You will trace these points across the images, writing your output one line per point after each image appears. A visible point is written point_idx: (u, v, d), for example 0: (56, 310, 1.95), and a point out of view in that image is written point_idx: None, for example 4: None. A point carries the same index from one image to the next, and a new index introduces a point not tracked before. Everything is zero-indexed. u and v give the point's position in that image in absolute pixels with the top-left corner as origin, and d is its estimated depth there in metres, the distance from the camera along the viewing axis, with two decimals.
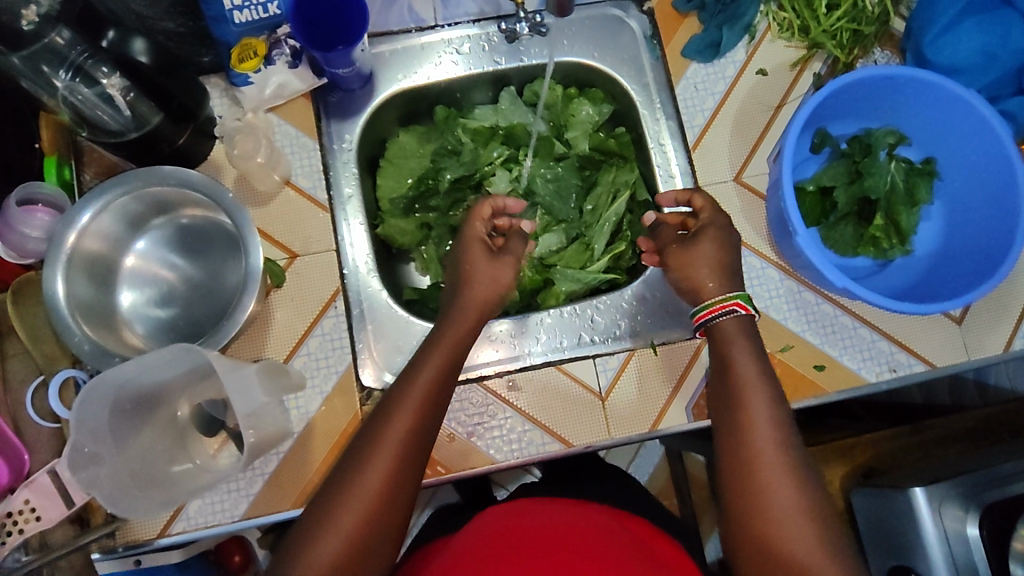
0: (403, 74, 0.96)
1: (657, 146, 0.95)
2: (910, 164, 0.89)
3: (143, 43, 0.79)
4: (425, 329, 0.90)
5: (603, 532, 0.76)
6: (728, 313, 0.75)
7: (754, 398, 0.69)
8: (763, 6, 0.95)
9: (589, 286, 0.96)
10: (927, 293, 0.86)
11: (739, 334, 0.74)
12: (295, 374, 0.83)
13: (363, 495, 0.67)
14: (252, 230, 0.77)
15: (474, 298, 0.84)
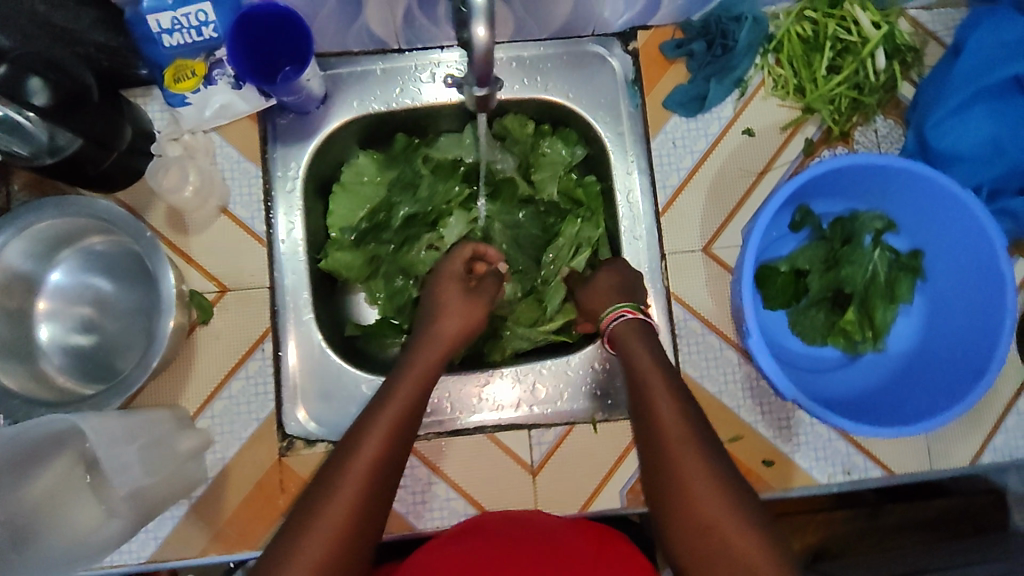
0: (359, 101, 0.89)
1: (625, 200, 0.88)
2: (895, 255, 0.81)
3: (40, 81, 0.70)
4: (372, 390, 0.85)
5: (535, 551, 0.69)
6: (618, 319, 0.75)
7: (676, 434, 0.64)
8: (759, 58, 0.87)
9: (540, 343, 0.92)
10: (893, 399, 0.78)
11: (636, 339, 0.73)
12: (201, 432, 0.81)
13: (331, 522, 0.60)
14: (166, 263, 0.74)
15: (428, 344, 0.77)
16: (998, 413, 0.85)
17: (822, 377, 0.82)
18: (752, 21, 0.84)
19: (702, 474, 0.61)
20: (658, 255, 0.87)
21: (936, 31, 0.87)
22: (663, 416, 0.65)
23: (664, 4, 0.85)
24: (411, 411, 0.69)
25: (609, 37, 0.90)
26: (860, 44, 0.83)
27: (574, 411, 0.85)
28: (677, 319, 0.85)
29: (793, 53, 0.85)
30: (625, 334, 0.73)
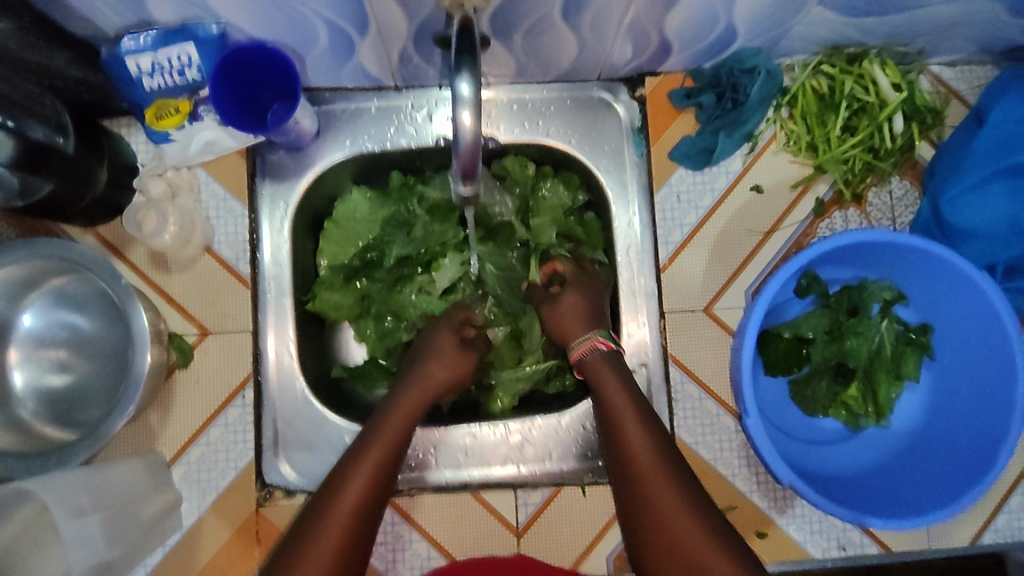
0: (353, 139, 0.86)
1: (625, 254, 0.84)
2: (903, 328, 0.78)
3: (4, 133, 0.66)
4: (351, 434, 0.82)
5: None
6: (591, 349, 0.76)
7: (653, 480, 0.64)
8: (772, 111, 0.83)
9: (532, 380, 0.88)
10: (894, 481, 0.75)
11: (609, 372, 0.73)
12: (171, 492, 0.78)
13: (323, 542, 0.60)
14: (133, 299, 0.71)
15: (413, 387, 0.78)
16: (1001, 493, 0.82)
17: (820, 451, 0.79)
18: (766, 75, 0.80)
19: (684, 521, 0.61)
20: (657, 313, 0.83)
21: (960, 88, 0.83)
22: (646, 471, 0.64)
23: (675, 52, 0.80)
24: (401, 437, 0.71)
25: (615, 81, 0.86)
26: (877, 105, 0.79)
27: (563, 472, 0.82)
28: (674, 381, 0.82)
29: (807, 109, 0.81)
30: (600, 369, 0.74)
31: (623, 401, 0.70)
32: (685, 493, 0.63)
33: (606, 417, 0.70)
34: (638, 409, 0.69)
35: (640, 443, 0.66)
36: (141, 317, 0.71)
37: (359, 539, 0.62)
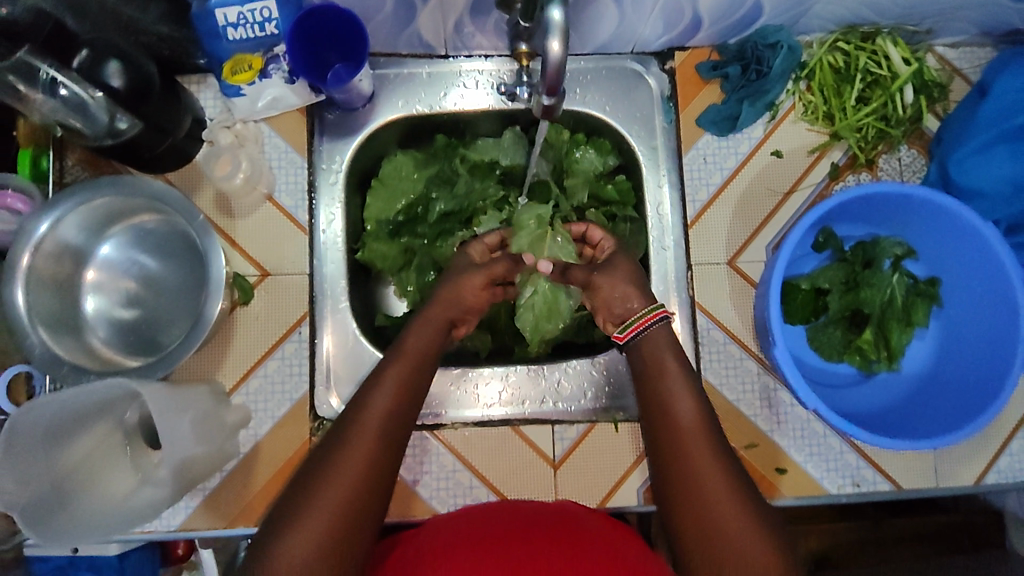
0: (404, 101, 0.92)
1: (655, 213, 0.92)
2: (912, 281, 0.85)
3: (117, 65, 0.71)
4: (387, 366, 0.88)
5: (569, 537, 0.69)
6: (660, 321, 0.77)
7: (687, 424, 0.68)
8: (791, 84, 0.91)
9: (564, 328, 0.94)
10: (903, 418, 0.82)
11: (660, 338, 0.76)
12: (240, 410, 0.84)
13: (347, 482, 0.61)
14: (212, 236, 0.77)
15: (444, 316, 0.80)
16: (1002, 437, 0.89)
17: (835, 392, 0.86)
18: (788, 50, 0.87)
19: (713, 471, 0.64)
20: (685, 265, 0.91)
21: (963, 67, 0.91)
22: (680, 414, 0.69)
23: (704, 28, 0.88)
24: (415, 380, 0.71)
25: (647, 55, 0.93)
26: (888, 78, 0.87)
27: (596, 410, 0.89)
28: (700, 327, 0.89)
29: (824, 82, 0.89)
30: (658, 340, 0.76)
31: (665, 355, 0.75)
32: (711, 436, 0.67)
33: (647, 365, 0.75)
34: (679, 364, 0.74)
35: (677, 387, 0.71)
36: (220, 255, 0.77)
37: (382, 470, 0.64)
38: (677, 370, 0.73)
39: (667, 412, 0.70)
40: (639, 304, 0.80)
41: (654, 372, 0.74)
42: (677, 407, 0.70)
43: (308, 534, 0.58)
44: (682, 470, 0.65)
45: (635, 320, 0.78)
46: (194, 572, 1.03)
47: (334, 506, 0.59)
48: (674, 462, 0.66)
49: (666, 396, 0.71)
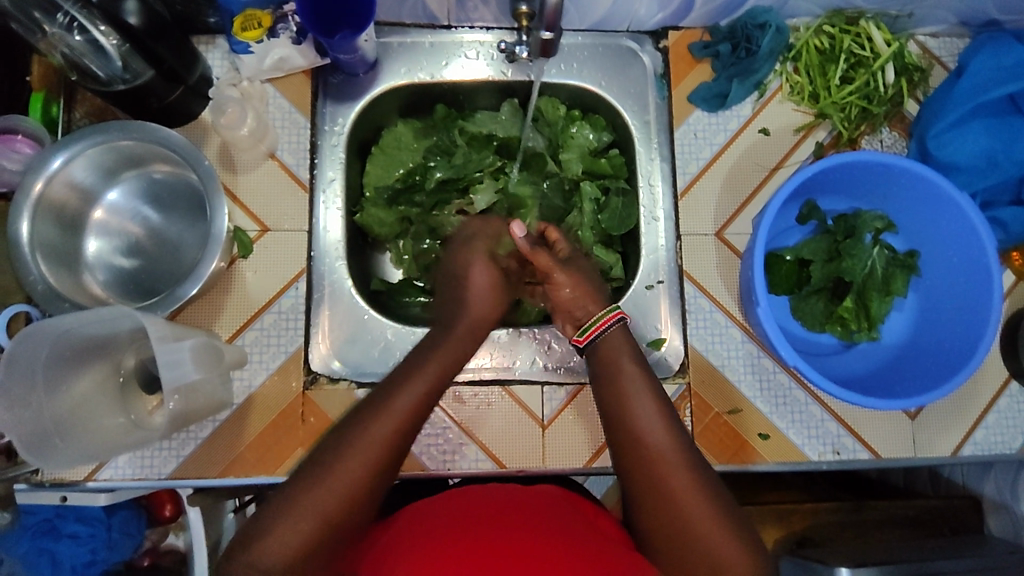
0: (407, 68, 0.95)
1: (646, 185, 0.95)
2: (892, 253, 0.88)
3: (135, 3, 0.74)
4: (380, 324, 0.89)
5: (550, 517, 0.71)
6: (614, 324, 0.77)
7: (659, 436, 0.67)
8: (779, 65, 0.94)
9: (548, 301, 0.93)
10: (881, 383, 0.85)
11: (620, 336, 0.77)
12: (235, 350, 0.84)
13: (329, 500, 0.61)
14: (221, 195, 0.78)
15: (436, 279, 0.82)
16: (980, 409, 0.91)
17: (817, 360, 0.89)
18: (776, 30, 0.91)
19: (675, 467, 0.65)
20: (674, 236, 0.93)
21: (941, 56, 0.95)
22: (645, 417, 0.69)
23: (696, 8, 0.91)
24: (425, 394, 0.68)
25: (642, 33, 0.97)
26: (871, 59, 0.92)
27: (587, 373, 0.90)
28: (687, 296, 0.92)
29: (810, 63, 0.93)
30: (617, 340, 0.76)
31: (628, 358, 0.74)
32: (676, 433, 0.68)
33: (609, 362, 0.74)
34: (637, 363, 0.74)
35: (640, 391, 0.71)
36: (225, 215, 0.79)
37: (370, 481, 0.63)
38: (637, 366, 0.73)
39: (629, 405, 0.70)
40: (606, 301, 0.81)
41: (615, 370, 0.73)
42: (637, 403, 0.70)
43: (285, 541, 0.59)
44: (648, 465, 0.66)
45: (592, 324, 0.78)
46: (180, 533, 1.02)
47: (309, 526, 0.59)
48: (640, 467, 0.66)
49: (627, 398, 0.70)
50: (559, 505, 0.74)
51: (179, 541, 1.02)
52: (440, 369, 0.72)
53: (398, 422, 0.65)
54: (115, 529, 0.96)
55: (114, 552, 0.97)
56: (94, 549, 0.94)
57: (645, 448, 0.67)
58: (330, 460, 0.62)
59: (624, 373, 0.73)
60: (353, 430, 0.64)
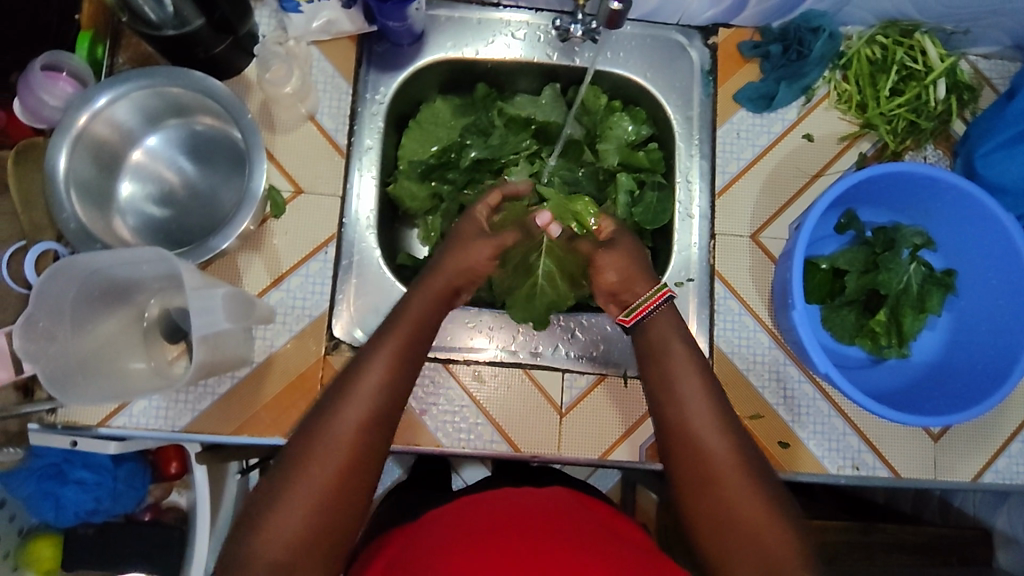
0: (452, 43, 0.94)
1: (684, 182, 0.94)
2: (929, 270, 0.87)
3: None
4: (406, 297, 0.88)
5: (563, 513, 0.70)
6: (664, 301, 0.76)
7: (708, 432, 0.67)
8: (828, 72, 0.93)
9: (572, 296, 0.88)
10: (909, 400, 0.84)
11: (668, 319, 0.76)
12: (263, 306, 0.83)
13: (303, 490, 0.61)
14: (261, 154, 0.78)
15: None
16: (1003, 437, 0.90)
17: (844, 372, 0.88)
18: (829, 36, 0.90)
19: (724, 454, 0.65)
20: (708, 234, 0.92)
21: (991, 78, 0.94)
22: (694, 414, 0.68)
23: (751, 6, 0.90)
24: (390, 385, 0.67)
25: (691, 28, 0.96)
26: (923, 73, 0.90)
27: (609, 364, 0.89)
28: (717, 296, 0.90)
29: (860, 72, 0.92)
30: (667, 321, 0.75)
31: (680, 351, 0.72)
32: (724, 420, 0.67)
33: (658, 356, 0.73)
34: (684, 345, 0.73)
35: (692, 393, 0.69)
36: (263, 172, 0.79)
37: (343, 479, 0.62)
38: (686, 347, 0.73)
39: (675, 388, 0.70)
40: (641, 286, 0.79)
41: (662, 363, 0.72)
42: (685, 388, 0.70)
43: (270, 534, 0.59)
44: (692, 448, 0.66)
45: (641, 302, 0.76)
46: (184, 491, 1.06)
47: (316, 498, 0.61)
48: (685, 451, 0.66)
49: (678, 397, 0.69)
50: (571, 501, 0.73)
51: (181, 498, 1.06)
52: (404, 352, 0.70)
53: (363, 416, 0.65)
54: (121, 480, 0.97)
55: (118, 505, 0.98)
56: (99, 497, 0.95)
57: (696, 449, 0.66)
58: (320, 427, 0.64)
59: (677, 374, 0.71)
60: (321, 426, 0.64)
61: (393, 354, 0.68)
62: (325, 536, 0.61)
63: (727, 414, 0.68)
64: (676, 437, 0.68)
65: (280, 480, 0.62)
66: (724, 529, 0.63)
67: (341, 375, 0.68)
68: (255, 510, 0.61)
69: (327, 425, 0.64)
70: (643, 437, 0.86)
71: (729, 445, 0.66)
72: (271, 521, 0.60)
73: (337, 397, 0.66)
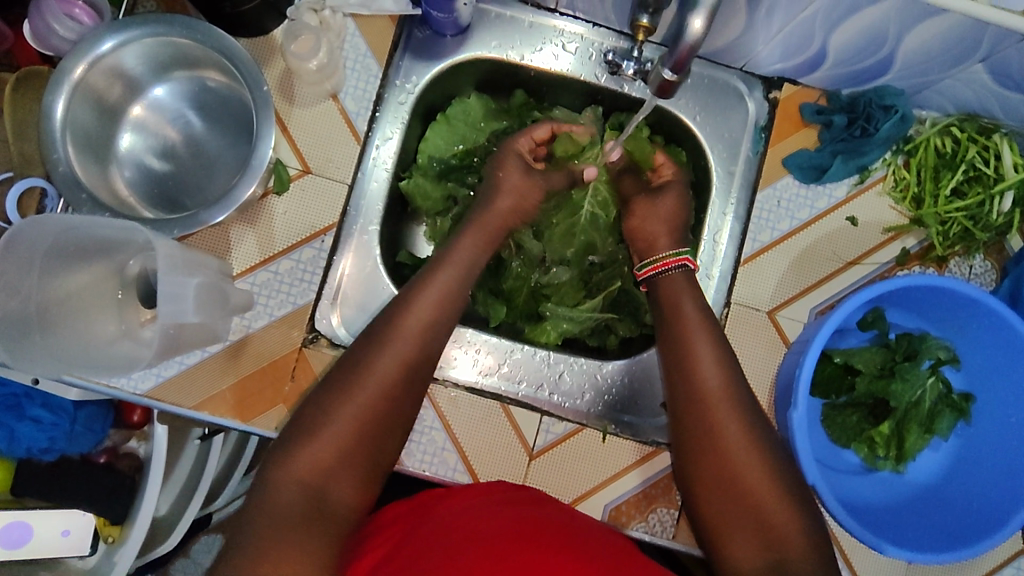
0: (497, 44, 0.88)
1: (710, 239, 0.88)
2: (946, 389, 0.81)
3: None
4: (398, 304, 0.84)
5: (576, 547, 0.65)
6: (677, 267, 0.80)
7: (741, 452, 0.68)
8: (889, 154, 0.86)
9: (585, 328, 0.91)
10: (894, 521, 0.78)
11: (706, 348, 0.74)
12: (242, 295, 0.80)
13: (350, 413, 0.63)
14: (269, 123, 0.73)
15: (465, 274, 0.77)
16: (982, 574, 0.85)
17: (835, 475, 0.83)
18: (901, 117, 0.83)
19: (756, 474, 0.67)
20: (723, 301, 0.86)
21: None
22: (731, 440, 0.69)
23: (823, 68, 0.83)
24: (433, 329, 0.71)
25: (754, 77, 0.89)
26: (992, 179, 0.83)
27: (589, 414, 0.85)
28: None
29: (923, 162, 0.85)
30: (700, 348, 0.74)
31: (716, 388, 0.72)
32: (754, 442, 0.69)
33: (688, 383, 0.73)
34: (719, 369, 0.73)
35: (729, 422, 0.70)
36: (269, 144, 0.74)
37: (388, 410, 0.65)
38: (719, 373, 0.72)
39: (706, 409, 0.71)
40: (664, 246, 0.84)
41: (695, 390, 0.72)
42: (719, 410, 0.70)
43: (315, 450, 0.61)
44: (723, 465, 0.69)
45: (653, 264, 0.82)
46: (143, 441, 1.03)
47: (350, 428, 0.62)
48: (716, 467, 0.69)
49: (712, 420, 0.70)
50: (587, 527, 0.70)
51: (139, 448, 1.04)
52: (448, 302, 0.73)
53: (407, 352, 0.68)
54: (79, 423, 0.95)
55: (73, 445, 0.96)
56: (52, 439, 0.93)
57: (731, 471, 0.68)
58: (355, 370, 0.66)
59: (716, 405, 0.71)
60: (372, 355, 0.67)
61: (432, 311, 0.71)
62: (363, 456, 0.63)
63: (762, 445, 0.69)
64: (705, 454, 0.70)
65: (315, 409, 0.63)
66: (733, 532, 0.66)
67: (379, 325, 0.70)
68: (287, 436, 0.62)
69: (365, 366, 0.66)
70: (609, 496, 0.83)
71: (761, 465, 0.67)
72: (312, 440, 0.61)
73: (371, 345, 0.68)
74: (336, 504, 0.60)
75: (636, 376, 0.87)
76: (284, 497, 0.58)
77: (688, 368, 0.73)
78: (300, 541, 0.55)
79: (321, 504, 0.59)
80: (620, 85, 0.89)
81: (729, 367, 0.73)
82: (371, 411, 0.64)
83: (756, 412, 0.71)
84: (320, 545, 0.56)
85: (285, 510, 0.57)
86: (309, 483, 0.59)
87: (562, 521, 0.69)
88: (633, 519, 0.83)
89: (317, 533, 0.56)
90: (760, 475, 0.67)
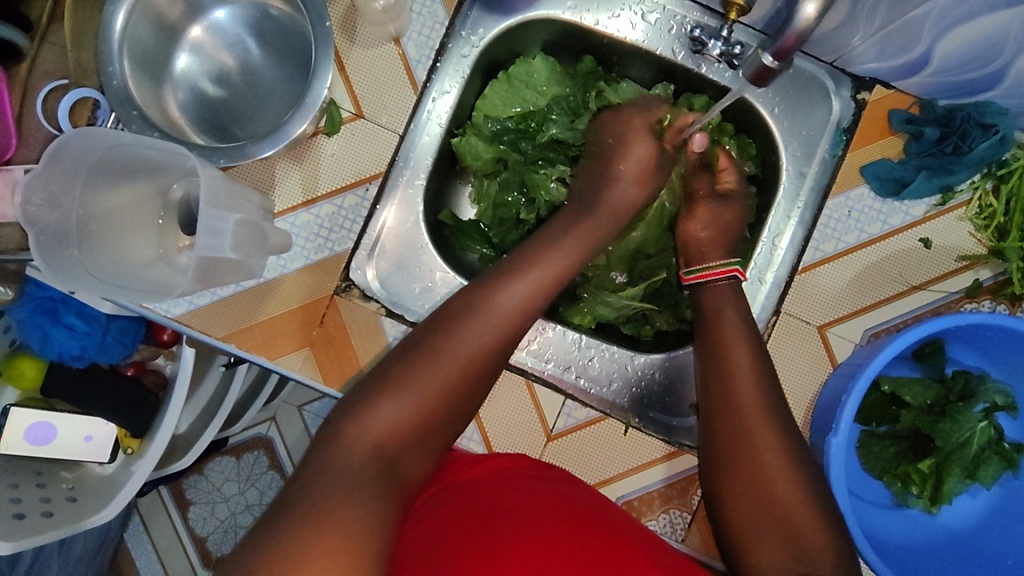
0: (572, 5, 0.82)
1: (769, 241, 0.83)
2: (997, 435, 0.76)
3: None
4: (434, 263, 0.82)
5: (603, 537, 0.62)
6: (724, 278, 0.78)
7: (773, 465, 0.65)
8: (978, 176, 0.79)
9: (621, 315, 0.87)
10: (922, 564, 0.75)
11: (745, 356, 0.71)
12: (281, 236, 0.79)
13: (432, 384, 0.61)
14: (330, 60, 0.71)
15: None
16: None
17: (863, 506, 0.79)
18: (1000, 139, 0.74)
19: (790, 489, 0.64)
20: (772, 308, 0.82)
21: None
22: (764, 451, 0.65)
23: (922, 74, 0.76)
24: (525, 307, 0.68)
25: (844, 73, 0.82)
26: None
27: (614, 404, 0.83)
28: None
29: (1016, 191, 0.77)
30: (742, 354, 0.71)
31: (753, 399, 0.68)
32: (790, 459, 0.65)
33: (728, 392, 0.69)
34: (756, 381, 0.69)
35: (763, 435, 0.66)
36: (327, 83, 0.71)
37: (467, 388, 0.63)
38: (755, 385, 0.69)
39: (738, 412, 0.68)
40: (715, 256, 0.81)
41: (733, 398, 0.69)
42: (755, 416, 0.67)
43: (390, 414, 0.59)
44: (749, 469, 0.65)
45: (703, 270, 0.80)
46: (169, 360, 1.07)
47: (423, 401, 0.60)
48: (744, 476, 0.66)
49: (743, 426, 0.67)
50: (616, 518, 0.67)
51: (166, 365, 1.07)
52: (526, 280, 0.68)
53: (497, 327, 0.65)
54: (109, 335, 0.96)
55: (103, 355, 0.98)
56: (83, 347, 0.95)
57: (762, 486, 0.65)
58: (440, 341, 0.63)
59: (756, 418, 0.67)
60: (460, 327, 0.64)
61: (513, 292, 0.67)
62: (432, 429, 0.61)
63: (798, 464, 0.65)
64: (736, 462, 0.66)
65: (389, 374, 0.61)
66: (756, 542, 0.64)
67: (462, 300, 0.67)
68: (355, 400, 0.60)
69: (444, 341, 0.63)
70: (622, 490, 0.81)
71: (796, 481, 0.64)
72: (388, 402, 0.59)
73: (459, 315, 0.65)
74: (399, 475, 0.58)
75: (667, 373, 0.84)
76: (354, 455, 0.56)
77: (724, 371, 0.71)
78: (361, 501, 0.53)
79: (385, 473, 0.57)
80: (696, 64, 0.83)
81: (771, 381, 0.70)
82: (446, 389, 0.62)
83: (791, 429, 0.68)
84: (382, 508, 0.54)
85: (352, 469, 0.55)
86: (374, 452, 0.57)
87: (590, 505, 0.67)
88: (644, 515, 0.81)
89: (380, 495, 0.55)
90: (791, 491, 0.64)
